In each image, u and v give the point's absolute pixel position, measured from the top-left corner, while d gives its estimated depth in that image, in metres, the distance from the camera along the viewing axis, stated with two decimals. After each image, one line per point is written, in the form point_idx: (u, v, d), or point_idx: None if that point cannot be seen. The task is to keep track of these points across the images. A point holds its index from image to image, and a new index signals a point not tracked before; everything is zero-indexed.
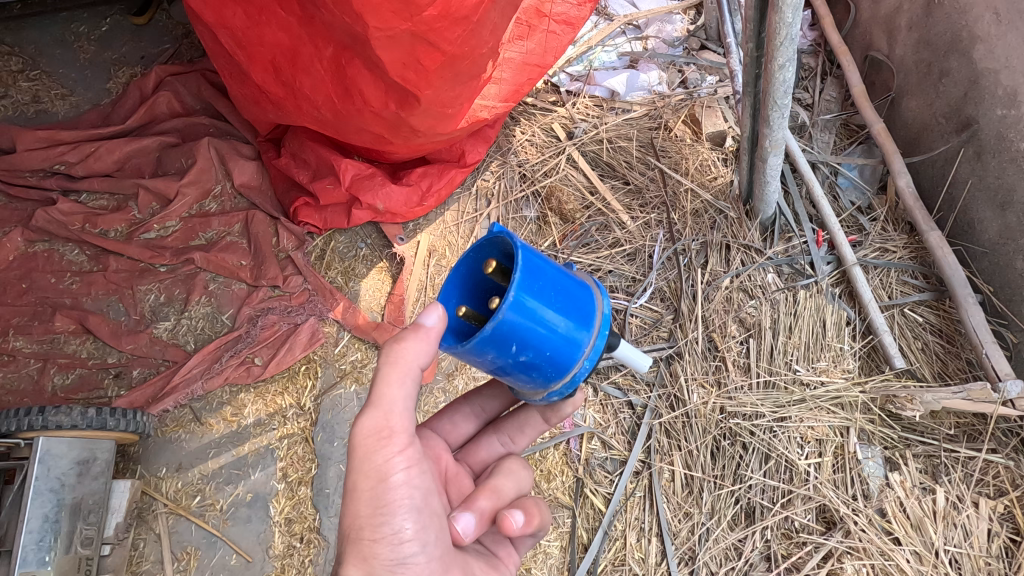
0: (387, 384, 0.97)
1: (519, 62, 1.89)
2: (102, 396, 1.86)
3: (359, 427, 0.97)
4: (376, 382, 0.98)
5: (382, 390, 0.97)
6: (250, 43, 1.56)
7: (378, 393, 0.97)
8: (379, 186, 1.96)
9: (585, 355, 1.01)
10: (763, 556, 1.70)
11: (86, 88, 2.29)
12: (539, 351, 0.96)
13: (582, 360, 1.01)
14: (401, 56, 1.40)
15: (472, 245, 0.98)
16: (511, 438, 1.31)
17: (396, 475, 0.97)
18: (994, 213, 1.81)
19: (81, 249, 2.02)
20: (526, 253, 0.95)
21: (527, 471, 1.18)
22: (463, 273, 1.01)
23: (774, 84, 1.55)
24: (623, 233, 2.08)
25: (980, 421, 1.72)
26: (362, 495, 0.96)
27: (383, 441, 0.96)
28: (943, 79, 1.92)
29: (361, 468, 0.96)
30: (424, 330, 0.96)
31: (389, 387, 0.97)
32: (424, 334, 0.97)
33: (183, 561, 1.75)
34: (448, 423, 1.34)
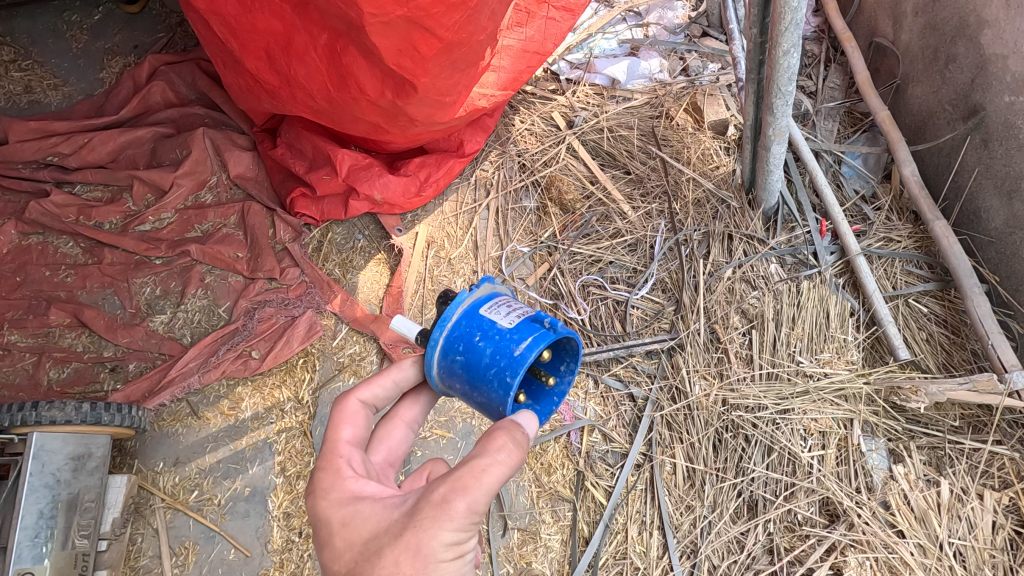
0: (495, 475, 0.86)
1: (518, 49, 1.85)
2: (98, 390, 1.84)
3: (456, 513, 0.83)
4: (486, 469, 0.86)
5: (490, 480, 0.86)
6: (243, 31, 1.53)
7: (486, 483, 0.85)
8: (377, 177, 1.94)
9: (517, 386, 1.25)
10: (765, 550, 1.69)
11: (80, 79, 2.26)
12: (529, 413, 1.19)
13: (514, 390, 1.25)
14: (396, 43, 1.37)
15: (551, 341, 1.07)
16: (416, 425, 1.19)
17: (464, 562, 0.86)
18: (1001, 202, 1.79)
19: (75, 241, 2.00)
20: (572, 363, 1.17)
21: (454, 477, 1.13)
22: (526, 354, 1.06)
23: (779, 71, 1.52)
24: (623, 224, 2.05)
25: (984, 412, 1.70)
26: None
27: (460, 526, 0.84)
28: (949, 66, 1.89)
29: (425, 549, 0.81)
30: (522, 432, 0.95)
31: (494, 480, 0.86)
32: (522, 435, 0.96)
33: (181, 556, 1.74)
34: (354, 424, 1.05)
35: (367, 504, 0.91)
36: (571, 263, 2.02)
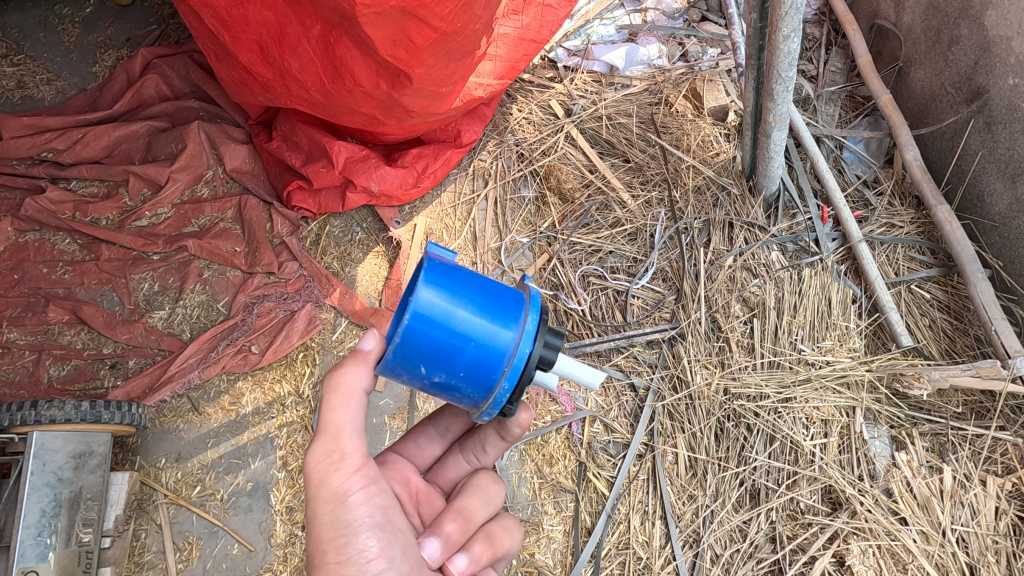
0: (331, 409, 0.98)
1: (514, 38, 1.83)
2: (99, 387, 1.84)
3: (312, 454, 0.97)
4: (323, 411, 0.98)
5: (329, 416, 0.98)
6: (236, 23, 1.51)
7: (325, 420, 0.98)
8: (373, 169, 1.91)
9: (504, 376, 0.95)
10: (768, 538, 1.69)
11: (73, 73, 2.23)
12: (450, 372, 0.94)
13: (501, 382, 0.95)
14: (390, 34, 1.35)
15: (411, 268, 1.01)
16: (477, 456, 1.28)
17: (354, 495, 0.96)
18: (1004, 185, 1.77)
19: (72, 238, 1.98)
20: (428, 282, 0.93)
21: (498, 486, 1.18)
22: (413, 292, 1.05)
23: (779, 56, 1.50)
24: (623, 213, 2.03)
25: (988, 398, 1.70)
26: (321, 521, 0.95)
27: (337, 465, 0.96)
28: (952, 48, 1.86)
29: (321, 490, 0.96)
30: (363, 354, 0.99)
31: (334, 413, 0.97)
32: (362, 358, 0.99)
33: (185, 551, 1.75)
34: (415, 446, 1.31)
35: (325, 496, 0.95)
36: (570, 254, 2.00)
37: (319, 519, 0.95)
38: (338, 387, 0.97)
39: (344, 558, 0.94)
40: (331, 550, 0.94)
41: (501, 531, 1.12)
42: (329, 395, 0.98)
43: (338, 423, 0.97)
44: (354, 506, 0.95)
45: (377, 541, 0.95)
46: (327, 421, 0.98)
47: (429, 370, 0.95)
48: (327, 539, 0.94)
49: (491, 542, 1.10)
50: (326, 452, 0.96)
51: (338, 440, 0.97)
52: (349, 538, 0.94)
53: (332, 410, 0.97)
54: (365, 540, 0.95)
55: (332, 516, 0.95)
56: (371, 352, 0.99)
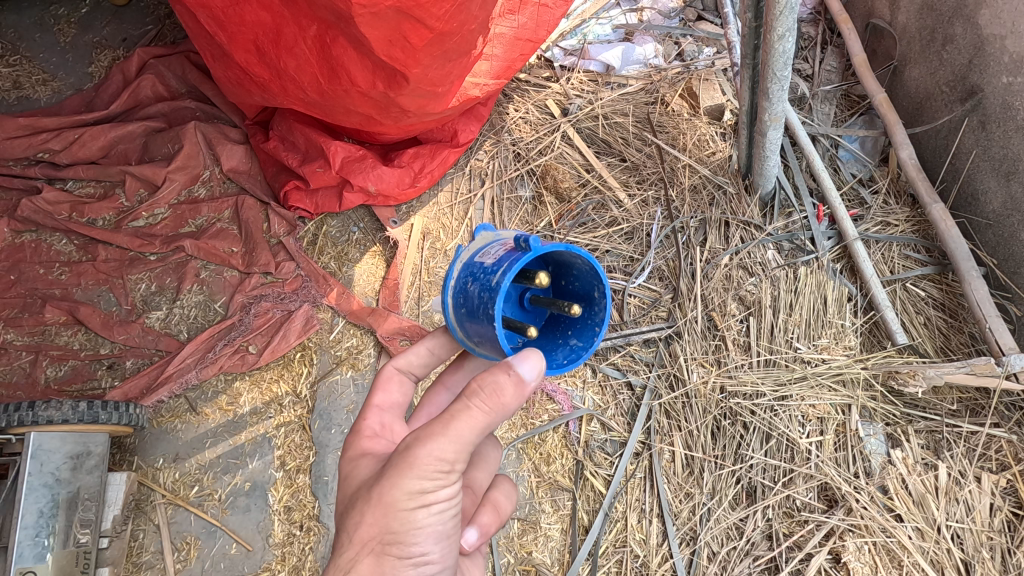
0: (470, 423, 0.88)
1: (510, 37, 1.83)
2: (96, 387, 1.84)
3: (422, 451, 0.87)
4: (460, 415, 0.88)
5: (460, 425, 0.87)
6: (231, 23, 1.51)
7: (455, 427, 0.87)
8: (370, 168, 1.92)
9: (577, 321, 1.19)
10: (764, 535, 1.70)
11: (69, 73, 2.23)
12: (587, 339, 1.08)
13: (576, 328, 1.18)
14: (386, 34, 1.35)
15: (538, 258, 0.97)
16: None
17: (436, 506, 0.90)
18: (998, 183, 1.78)
19: (69, 238, 1.98)
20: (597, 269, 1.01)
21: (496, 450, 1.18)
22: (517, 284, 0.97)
23: (774, 55, 1.51)
24: (620, 212, 2.03)
25: (982, 395, 1.71)
26: (397, 516, 0.88)
27: (439, 475, 0.88)
28: (946, 47, 1.87)
29: (408, 488, 0.88)
30: (522, 383, 0.89)
31: (468, 426, 0.88)
32: (522, 388, 0.90)
33: (183, 551, 1.75)
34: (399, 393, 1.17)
35: (412, 496, 0.88)
36: None
37: (395, 512, 0.88)
38: (491, 403, 0.88)
39: (405, 558, 0.90)
40: (392, 543, 0.89)
41: (503, 496, 1.13)
42: (475, 406, 0.88)
43: (465, 437, 0.88)
44: (432, 516, 0.90)
45: (438, 551, 0.93)
46: (455, 427, 0.87)
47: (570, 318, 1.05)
48: (392, 532, 0.89)
49: (498, 510, 1.12)
50: (439, 459, 0.87)
51: (454, 452, 0.88)
52: (418, 544, 0.90)
53: (469, 426, 0.87)
54: (428, 546, 0.92)
55: (412, 520, 0.88)
56: (527, 378, 0.91)
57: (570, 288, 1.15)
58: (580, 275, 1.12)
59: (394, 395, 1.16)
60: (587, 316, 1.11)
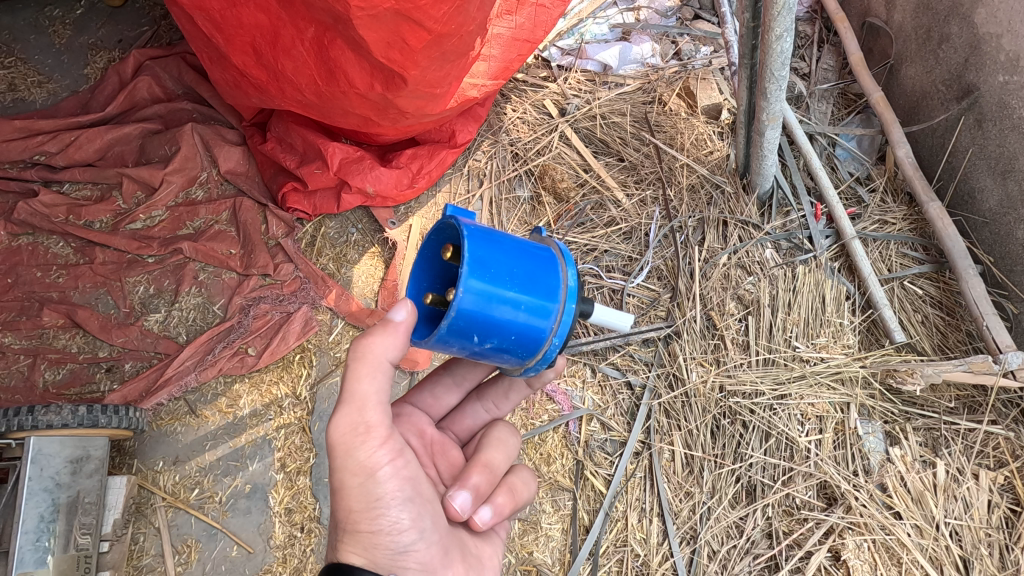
0: (356, 382, 0.95)
1: (508, 38, 1.83)
2: (95, 391, 1.84)
3: (336, 426, 0.95)
4: (347, 380, 0.96)
5: (354, 386, 0.95)
6: (228, 26, 1.50)
7: (350, 390, 0.95)
8: (368, 170, 1.92)
9: (554, 333, 1.05)
10: (764, 534, 1.70)
11: (64, 75, 2.22)
12: (503, 336, 1.02)
13: (551, 338, 1.05)
14: (384, 36, 1.35)
15: (431, 232, 1.06)
16: (496, 405, 1.34)
17: (382, 469, 0.96)
18: (995, 181, 1.79)
19: (66, 241, 1.98)
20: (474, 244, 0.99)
21: (516, 437, 1.18)
22: (426, 258, 1.10)
23: (772, 55, 1.51)
24: (618, 212, 2.04)
25: (980, 392, 1.72)
26: (350, 493, 0.96)
27: (363, 437, 0.95)
28: (943, 46, 1.87)
29: (347, 464, 0.95)
30: (392, 326, 0.97)
31: (360, 383, 0.95)
32: (391, 328, 0.97)
33: (184, 553, 1.75)
34: (430, 397, 1.30)
35: (356, 470, 0.95)
36: None
37: (348, 491, 0.96)
38: (365, 355, 0.95)
39: (377, 530, 0.96)
40: (361, 520, 0.97)
41: (521, 482, 1.12)
42: (356, 365, 0.96)
43: (363, 395, 0.95)
44: (383, 479, 0.96)
45: (408, 516, 0.97)
46: (353, 394, 0.95)
47: (481, 339, 1.02)
48: (356, 509, 0.96)
49: (514, 495, 1.10)
50: (352, 425, 0.95)
51: (365, 414, 0.95)
52: (382, 513, 0.96)
53: (357, 381, 0.95)
54: (397, 514, 0.97)
55: (361, 489, 0.95)
56: (399, 322, 0.98)
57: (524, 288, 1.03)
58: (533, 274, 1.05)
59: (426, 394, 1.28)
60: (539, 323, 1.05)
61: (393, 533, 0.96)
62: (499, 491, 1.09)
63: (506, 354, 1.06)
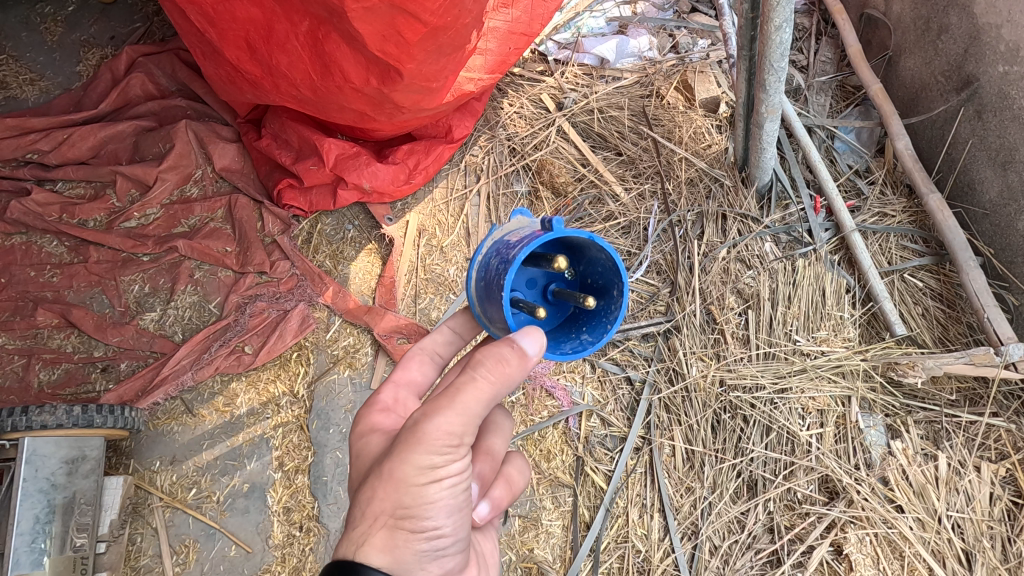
0: (476, 395, 0.85)
1: (504, 31, 1.81)
2: (91, 391, 1.83)
3: (429, 425, 0.84)
4: (466, 386, 0.85)
5: (467, 396, 0.85)
6: (221, 20, 1.48)
7: (461, 398, 0.85)
8: (364, 166, 1.90)
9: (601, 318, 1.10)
10: (765, 529, 1.70)
11: (56, 73, 2.20)
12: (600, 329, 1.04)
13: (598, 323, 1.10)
14: (380, 29, 1.33)
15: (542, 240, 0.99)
16: None
17: (449, 482, 0.88)
18: (995, 172, 1.77)
19: (60, 240, 1.96)
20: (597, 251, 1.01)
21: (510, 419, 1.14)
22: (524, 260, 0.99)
23: (771, 47, 1.50)
24: (617, 206, 2.02)
25: (981, 384, 1.72)
26: (408, 491, 0.85)
27: (448, 449, 0.86)
28: (942, 37, 1.86)
29: (418, 462, 0.85)
30: (525, 357, 0.89)
31: (474, 395, 0.85)
32: (524, 361, 0.89)
33: (182, 554, 1.73)
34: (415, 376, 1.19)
35: (425, 472, 0.86)
36: None
37: (407, 489, 0.86)
38: (493, 371, 0.86)
39: (418, 532, 0.87)
40: (404, 517, 0.86)
41: (517, 471, 1.11)
42: (483, 376, 0.86)
43: (470, 412, 0.86)
44: (446, 490, 0.87)
45: (450, 525, 0.91)
46: (461, 400, 0.85)
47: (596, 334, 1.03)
48: (405, 505, 0.86)
49: (510, 485, 1.10)
50: (448, 435, 0.85)
51: (461, 424, 0.86)
52: (431, 519, 0.88)
53: (477, 397, 0.85)
54: (441, 520, 0.89)
55: (424, 493, 0.86)
56: (529, 353, 0.90)
57: (590, 278, 1.12)
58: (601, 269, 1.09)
59: (415, 373, 1.13)
60: (602, 309, 1.09)
61: (431, 539, 0.89)
62: (496, 485, 1.08)
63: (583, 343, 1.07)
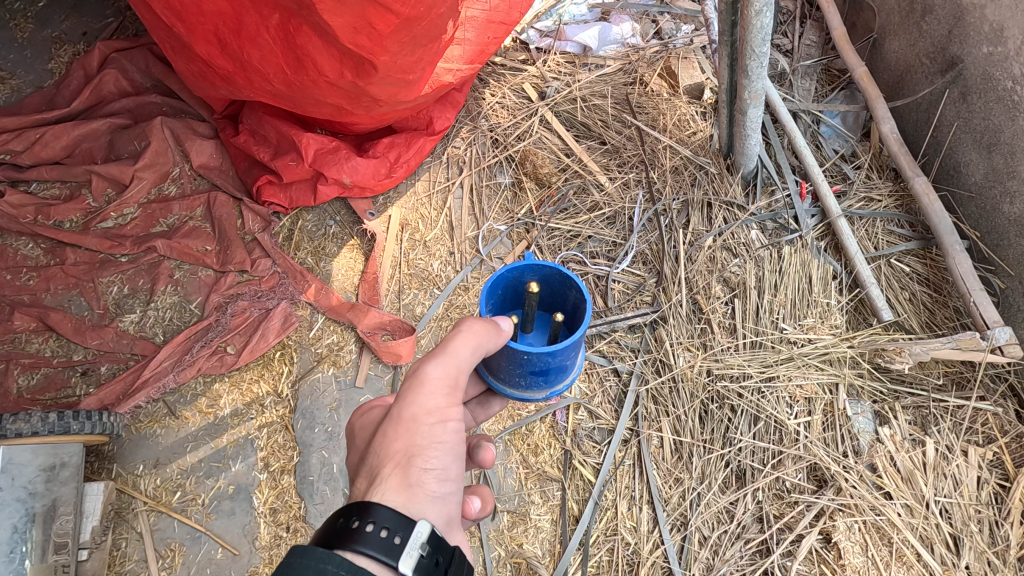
0: (464, 341, 1.00)
1: (483, 20, 1.78)
2: (71, 395, 1.78)
3: (426, 369, 0.97)
4: (454, 336, 1.00)
5: (456, 344, 1.00)
6: (189, 14, 1.45)
7: (451, 345, 0.99)
8: (344, 160, 1.87)
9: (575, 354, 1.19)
10: (755, 518, 1.67)
11: (27, 70, 2.14)
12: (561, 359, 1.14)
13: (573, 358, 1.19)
14: (351, 20, 1.30)
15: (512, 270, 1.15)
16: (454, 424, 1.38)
17: (451, 423, 0.97)
18: (980, 155, 1.76)
19: (36, 242, 1.92)
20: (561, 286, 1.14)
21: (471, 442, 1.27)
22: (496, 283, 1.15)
23: (752, 31, 1.47)
24: (601, 196, 2.00)
25: (968, 368, 1.73)
26: (419, 430, 0.94)
27: (445, 390, 0.98)
28: (926, 18, 1.84)
29: (424, 405, 0.96)
30: (500, 331, 1.04)
31: (462, 344, 1.00)
32: (500, 334, 1.04)
33: (168, 558, 1.69)
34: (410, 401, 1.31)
35: (429, 413, 0.96)
36: (549, 240, 1.97)
37: (416, 426, 0.94)
38: (476, 330, 1.01)
39: (429, 471, 0.92)
40: (415, 456, 0.93)
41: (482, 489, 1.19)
42: (470, 329, 1.00)
43: (461, 357, 1.00)
44: (449, 430, 0.96)
45: (455, 471, 0.96)
46: (452, 349, 0.99)
47: (556, 361, 1.13)
48: (416, 445, 0.93)
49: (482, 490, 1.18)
50: (443, 375, 0.98)
51: (455, 370, 0.99)
52: (437, 459, 0.94)
53: (464, 342, 0.99)
54: (447, 462, 0.96)
55: (430, 431, 0.95)
56: (504, 330, 1.06)
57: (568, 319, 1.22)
58: (575, 304, 1.19)
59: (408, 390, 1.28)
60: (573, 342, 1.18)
61: (442, 477, 0.94)
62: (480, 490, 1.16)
63: (549, 374, 1.16)
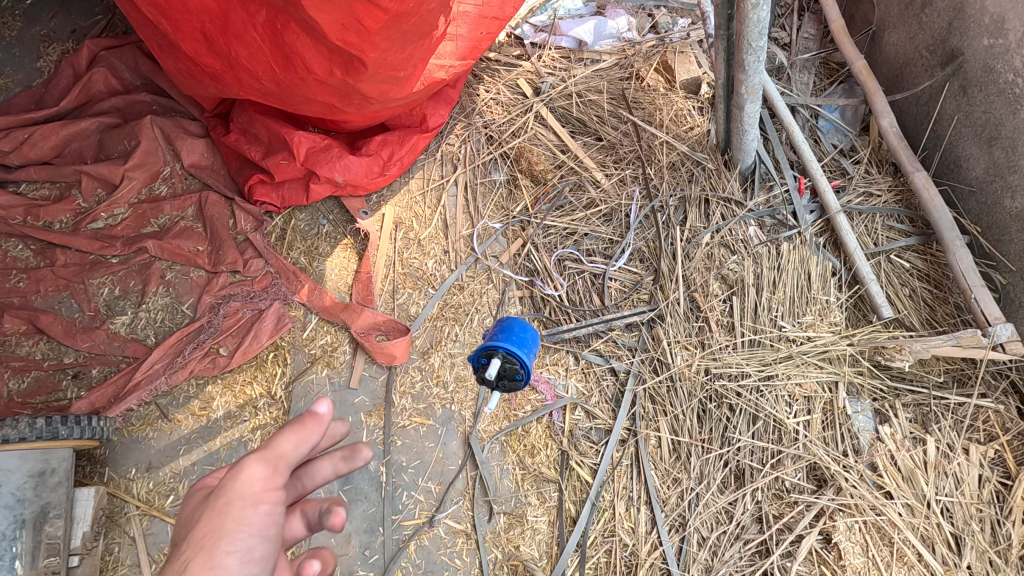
0: (292, 439, 0.86)
1: (475, 16, 1.75)
2: (62, 399, 1.76)
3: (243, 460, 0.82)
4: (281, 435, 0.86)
5: (281, 441, 0.86)
6: (174, 11, 1.42)
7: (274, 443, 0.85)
8: (337, 158, 1.84)
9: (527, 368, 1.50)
10: (754, 518, 1.67)
11: (14, 68, 2.10)
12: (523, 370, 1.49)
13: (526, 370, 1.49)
14: (338, 16, 1.28)
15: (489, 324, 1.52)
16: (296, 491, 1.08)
17: (266, 510, 0.80)
18: (981, 149, 1.73)
19: (25, 244, 1.89)
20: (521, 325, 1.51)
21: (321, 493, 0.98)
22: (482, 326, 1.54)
23: (749, 25, 1.44)
24: (597, 193, 1.98)
25: (969, 365, 1.70)
26: (226, 514, 0.77)
27: (268, 476, 0.82)
28: (926, 10, 1.82)
29: (236, 489, 0.79)
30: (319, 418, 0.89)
31: (287, 441, 0.86)
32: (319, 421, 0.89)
33: (161, 562, 1.68)
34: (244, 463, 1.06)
35: (243, 498, 0.79)
36: (545, 238, 1.95)
37: (224, 508, 0.77)
38: (303, 427, 0.88)
39: (228, 557, 0.75)
40: (212, 544, 0.75)
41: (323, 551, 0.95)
42: (303, 424, 0.89)
43: (285, 453, 0.85)
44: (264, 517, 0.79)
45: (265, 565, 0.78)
46: (275, 446, 0.85)
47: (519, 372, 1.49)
48: (218, 532, 0.76)
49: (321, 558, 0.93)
50: (268, 464, 0.82)
51: (280, 466, 0.84)
52: (239, 548, 0.76)
53: (287, 441, 0.86)
54: (256, 552, 0.78)
55: (239, 517, 0.77)
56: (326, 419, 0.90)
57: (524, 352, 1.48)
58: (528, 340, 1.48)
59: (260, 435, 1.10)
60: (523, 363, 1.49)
61: (245, 561, 0.76)
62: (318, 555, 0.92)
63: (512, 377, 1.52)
